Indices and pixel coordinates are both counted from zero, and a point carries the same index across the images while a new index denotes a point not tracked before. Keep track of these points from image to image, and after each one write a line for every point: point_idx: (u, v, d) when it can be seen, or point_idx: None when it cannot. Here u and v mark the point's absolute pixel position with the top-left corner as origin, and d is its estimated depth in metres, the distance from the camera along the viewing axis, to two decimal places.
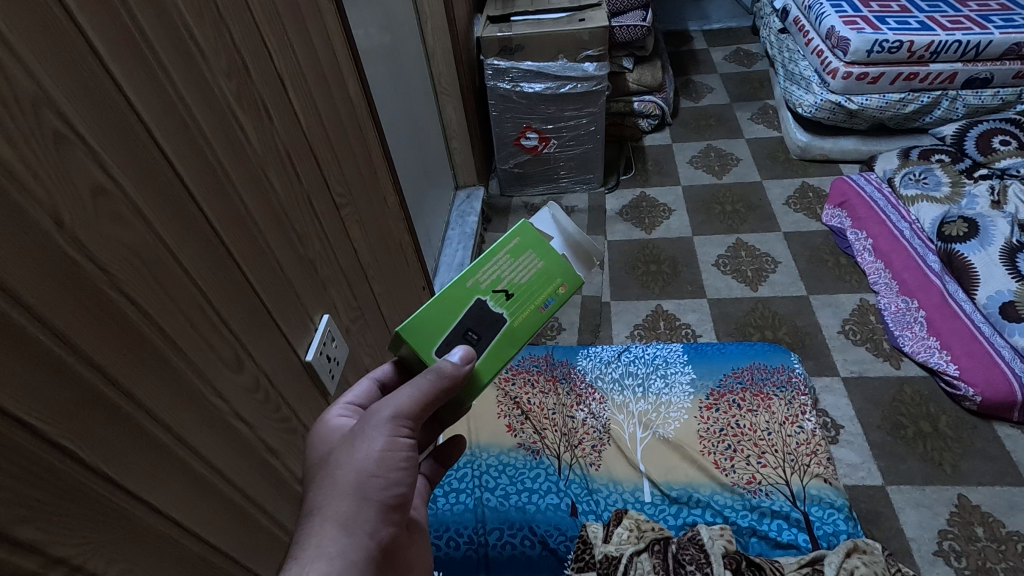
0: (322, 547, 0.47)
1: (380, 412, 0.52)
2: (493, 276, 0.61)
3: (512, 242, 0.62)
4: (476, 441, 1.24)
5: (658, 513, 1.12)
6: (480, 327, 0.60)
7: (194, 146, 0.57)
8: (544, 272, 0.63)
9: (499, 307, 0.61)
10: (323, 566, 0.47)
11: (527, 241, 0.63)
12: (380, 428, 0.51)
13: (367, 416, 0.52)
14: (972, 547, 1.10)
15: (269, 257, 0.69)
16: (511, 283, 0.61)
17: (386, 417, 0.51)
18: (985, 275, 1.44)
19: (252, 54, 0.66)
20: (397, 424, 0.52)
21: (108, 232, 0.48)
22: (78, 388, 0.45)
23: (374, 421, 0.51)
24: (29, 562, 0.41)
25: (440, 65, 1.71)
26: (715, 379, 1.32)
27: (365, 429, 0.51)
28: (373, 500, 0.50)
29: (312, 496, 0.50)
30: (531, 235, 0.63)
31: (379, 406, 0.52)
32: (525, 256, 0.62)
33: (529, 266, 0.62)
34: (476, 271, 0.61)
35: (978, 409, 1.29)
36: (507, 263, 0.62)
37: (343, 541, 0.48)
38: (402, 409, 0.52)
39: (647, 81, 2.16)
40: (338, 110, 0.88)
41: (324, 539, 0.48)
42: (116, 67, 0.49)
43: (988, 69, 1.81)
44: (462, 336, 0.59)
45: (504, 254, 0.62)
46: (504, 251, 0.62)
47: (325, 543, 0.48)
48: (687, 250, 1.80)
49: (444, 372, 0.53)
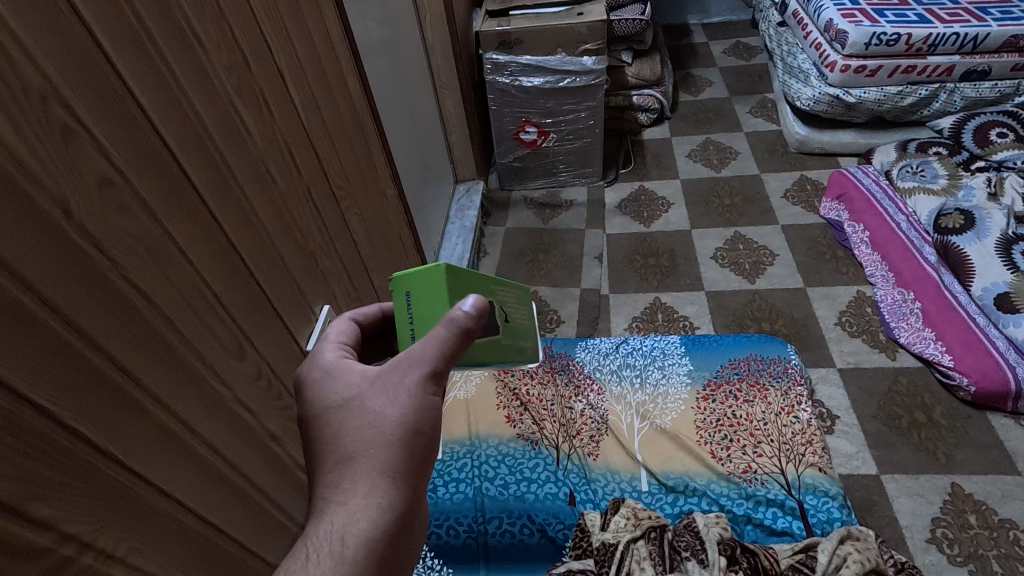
0: (372, 496, 0.48)
1: (413, 362, 0.50)
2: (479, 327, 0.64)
3: (519, 290, 0.67)
4: (477, 432, 1.25)
5: (655, 502, 1.14)
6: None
7: (196, 138, 0.59)
8: (525, 329, 0.67)
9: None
10: (373, 514, 0.47)
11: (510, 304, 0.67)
12: (415, 380, 0.50)
13: (398, 363, 0.51)
14: (965, 535, 1.12)
15: (270, 248, 0.71)
16: (511, 314, 0.64)
17: (419, 369, 0.50)
18: (981, 267, 1.45)
19: (252, 49, 0.67)
20: (430, 382, 0.51)
21: (113, 220, 0.49)
22: (89, 371, 0.47)
23: (406, 371, 0.51)
24: (41, 537, 0.43)
25: (439, 60, 1.72)
26: (712, 369, 1.33)
27: (401, 379, 0.51)
28: (415, 453, 0.51)
29: (354, 440, 0.50)
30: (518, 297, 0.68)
31: (411, 365, 0.51)
32: (519, 305, 0.66)
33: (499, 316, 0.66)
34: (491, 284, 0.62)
35: (972, 399, 1.30)
36: (513, 301, 0.65)
37: (391, 492, 0.49)
38: (434, 366, 0.50)
39: (646, 75, 2.16)
40: (337, 103, 0.89)
41: (375, 487, 0.48)
42: (119, 61, 0.50)
43: (986, 61, 1.81)
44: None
45: (510, 291, 0.65)
46: (515, 292, 0.66)
47: (377, 494, 0.48)
48: (686, 243, 1.81)
49: (461, 329, 0.50)
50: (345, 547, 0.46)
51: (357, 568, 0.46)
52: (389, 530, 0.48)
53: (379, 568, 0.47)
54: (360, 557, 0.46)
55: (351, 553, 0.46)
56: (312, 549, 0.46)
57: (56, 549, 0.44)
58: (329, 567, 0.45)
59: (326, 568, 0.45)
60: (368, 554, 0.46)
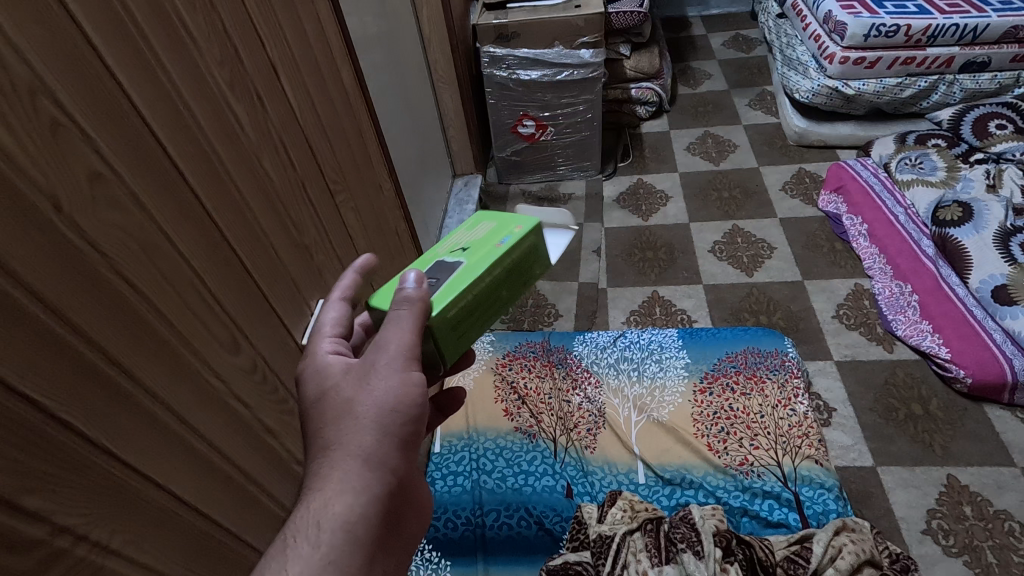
0: (346, 480, 0.48)
1: (384, 350, 0.51)
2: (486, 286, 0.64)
3: (468, 223, 0.67)
4: (474, 425, 1.26)
5: (651, 494, 1.15)
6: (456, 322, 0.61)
7: (188, 132, 0.59)
8: (497, 227, 0.63)
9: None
10: (348, 497, 0.48)
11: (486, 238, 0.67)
12: (393, 363, 0.51)
13: (371, 355, 0.52)
14: (959, 526, 1.12)
15: (264, 243, 0.71)
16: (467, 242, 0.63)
17: (393, 353, 0.51)
18: (979, 259, 1.45)
19: (244, 42, 0.67)
20: (408, 361, 0.52)
21: (104, 215, 0.49)
22: (83, 365, 0.47)
23: (383, 358, 0.51)
24: (34, 529, 0.43)
25: (436, 53, 1.71)
26: (709, 362, 1.33)
27: (379, 366, 0.51)
28: (397, 438, 0.51)
29: (331, 425, 0.50)
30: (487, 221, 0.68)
31: (387, 347, 0.52)
32: (478, 226, 0.65)
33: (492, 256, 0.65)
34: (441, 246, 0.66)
35: (969, 391, 1.30)
36: (467, 234, 0.65)
37: (367, 475, 0.49)
38: (408, 345, 0.52)
39: (644, 68, 2.15)
40: (332, 96, 0.89)
41: (349, 471, 0.48)
42: (108, 55, 0.50)
43: (985, 53, 1.80)
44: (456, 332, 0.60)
45: (456, 235, 0.66)
46: (463, 230, 0.66)
47: (351, 478, 0.48)
48: (684, 236, 1.80)
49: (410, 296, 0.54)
50: (320, 531, 0.46)
51: (334, 552, 0.46)
52: (366, 512, 0.48)
53: (359, 550, 0.47)
54: (337, 541, 0.46)
55: (327, 537, 0.46)
56: (290, 536, 0.46)
57: (50, 541, 0.44)
58: (306, 552, 0.45)
59: (302, 554, 0.45)
60: (345, 536, 0.47)
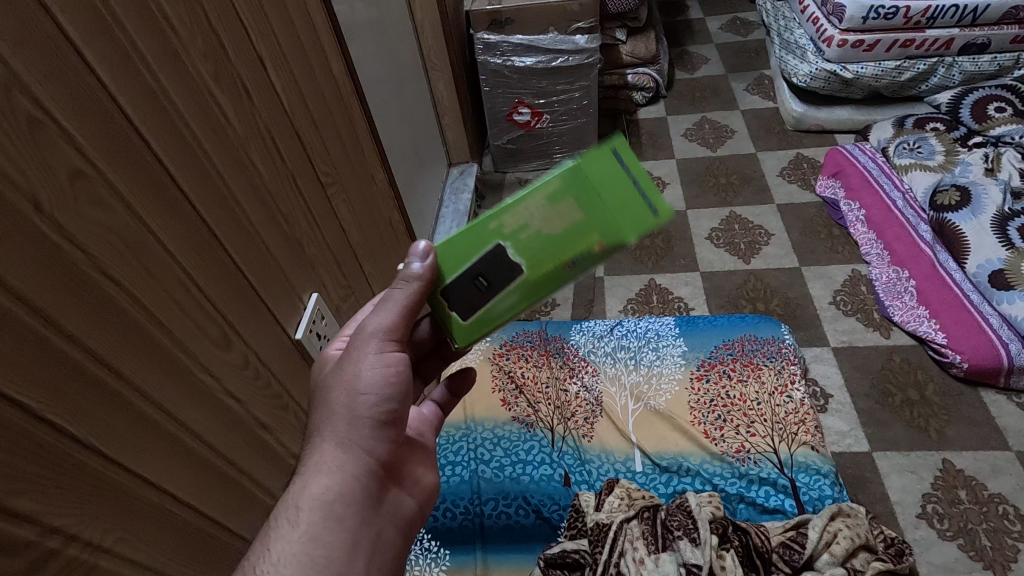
0: (323, 464, 0.53)
1: (365, 331, 0.56)
2: (519, 222, 0.59)
3: (568, 201, 0.57)
4: (471, 415, 1.26)
5: (648, 482, 1.15)
6: (491, 276, 0.59)
7: (172, 126, 0.58)
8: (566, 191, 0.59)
9: (518, 257, 0.58)
10: (325, 478, 0.53)
11: (576, 186, 0.57)
12: (369, 344, 0.55)
13: (354, 338, 0.56)
14: (954, 509, 1.13)
15: (254, 237, 0.70)
16: (538, 228, 0.58)
17: (372, 334, 0.56)
18: (975, 243, 1.44)
19: (229, 33, 0.66)
20: (387, 341, 0.56)
21: (87, 212, 0.49)
22: (67, 365, 0.47)
23: (363, 338, 0.56)
24: (22, 530, 0.44)
25: (430, 40, 1.69)
26: (706, 350, 1.33)
27: (356, 349, 0.55)
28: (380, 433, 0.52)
29: (316, 414, 0.56)
30: (601, 165, 0.56)
31: (367, 325, 0.56)
32: (562, 203, 0.57)
33: (541, 190, 0.58)
34: (598, 237, 0.57)
35: (965, 375, 1.31)
36: (540, 210, 0.58)
37: (341, 457, 0.54)
38: (387, 325, 0.56)
39: (640, 53, 2.12)
40: (321, 87, 0.88)
41: (326, 454, 0.53)
42: (88, 51, 0.49)
43: (985, 34, 1.78)
44: (469, 280, 0.59)
45: (549, 218, 0.58)
46: (551, 206, 0.58)
47: (329, 459, 0.53)
48: (680, 223, 1.80)
49: (411, 274, 0.58)
50: (298, 511, 0.51)
51: (314, 528, 0.51)
52: (343, 491, 0.53)
53: (342, 527, 0.53)
54: (315, 517, 0.51)
55: (305, 515, 0.51)
56: (275, 516, 0.52)
57: (40, 541, 0.45)
58: (288, 531, 0.51)
59: (284, 532, 0.51)
60: (325, 514, 0.52)
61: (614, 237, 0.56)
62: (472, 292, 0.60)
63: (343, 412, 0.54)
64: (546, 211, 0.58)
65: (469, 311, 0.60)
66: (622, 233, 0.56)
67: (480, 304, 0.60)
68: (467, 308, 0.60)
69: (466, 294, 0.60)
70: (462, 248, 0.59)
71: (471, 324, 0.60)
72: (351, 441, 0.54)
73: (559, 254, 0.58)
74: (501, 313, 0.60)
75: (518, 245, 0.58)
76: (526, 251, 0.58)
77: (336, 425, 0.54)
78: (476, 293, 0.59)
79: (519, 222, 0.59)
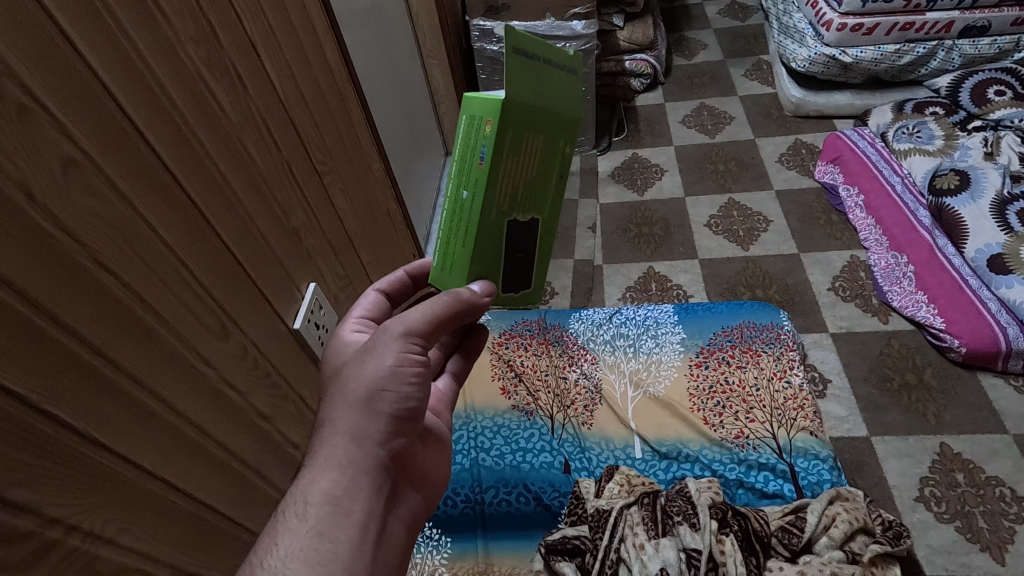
0: (332, 459, 0.53)
1: (390, 331, 0.56)
2: (507, 189, 0.57)
3: (527, 136, 0.56)
4: (471, 403, 1.26)
5: (648, 468, 1.16)
6: (523, 242, 0.61)
7: (165, 115, 0.57)
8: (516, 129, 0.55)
9: (529, 213, 0.60)
10: (334, 474, 0.53)
11: (523, 122, 0.55)
12: (393, 343, 0.55)
13: (380, 332, 0.56)
14: (952, 493, 1.14)
15: (250, 226, 0.70)
16: (523, 179, 0.58)
17: (399, 332, 0.56)
18: (974, 228, 1.44)
19: (221, 19, 0.65)
20: (409, 341, 0.56)
21: (79, 201, 0.48)
22: (63, 355, 0.47)
23: (387, 337, 0.55)
24: (23, 520, 0.44)
25: (425, 26, 1.66)
26: (705, 337, 1.33)
27: (377, 346, 0.55)
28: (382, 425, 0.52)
29: (325, 406, 0.56)
30: (523, 83, 0.53)
31: (392, 323, 0.56)
32: (524, 143, 0.56)
33: (504, 149, 0.55)
34: (564, 141, 0.59)
35: (963, 360, 1.31)
36: (514, 164, 0.56)
37: (353, 450, 0.54)
38: (412, 328, 0.55)
39: (638, 39, 2.10)
40: (316, 74, 0.86)
41: (334, 448, 0.54)
42: (76, 37, 0.48)
43: (985, 17, 1.76)
44: (513, 259, 0.62)
45: (524, 161, 0.57)
46: (517, 153, 0.56)
47: (337, 453, 0.53)
48: (679, 211, 1.79)
49: (462, 298, 0.57)
50: (307, 505, 0.51)
51: (322, 523, 0.51)
52: (350, 486, 0.53)
53: (349, 521, 0.52)
54: (324, 513, 0.52)
55: (314, 510, 0.51)
56: (284, 511, 0.52)
57: (41, 532, 0.45)
58: (295, 525, 0.51)
59: (293, 526, 0.51)
60: (333, 509, 0.52)
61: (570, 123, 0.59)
62: (516, 265, 0.62)
63: (345, 403, 0.54)
64: (521, 160, 0.57)
65: (528, 278, 0.65)
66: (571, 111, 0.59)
67: (533, 266, 0.64)
68: (522, 278, 0.64)
69: (514, 272, 0.63)
70: (486, 252, 0.59)
71: (537, 282, 0.65)
72: (353, 431, 0.54)
73: (549, 176, 0.60)
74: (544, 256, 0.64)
75: (521, 205, 0.59)
76: (530, 202, 0.60)
77: (344, 419, 0.54)
78: (521, 263, 0.62)
79: (507, 190, 0.57)
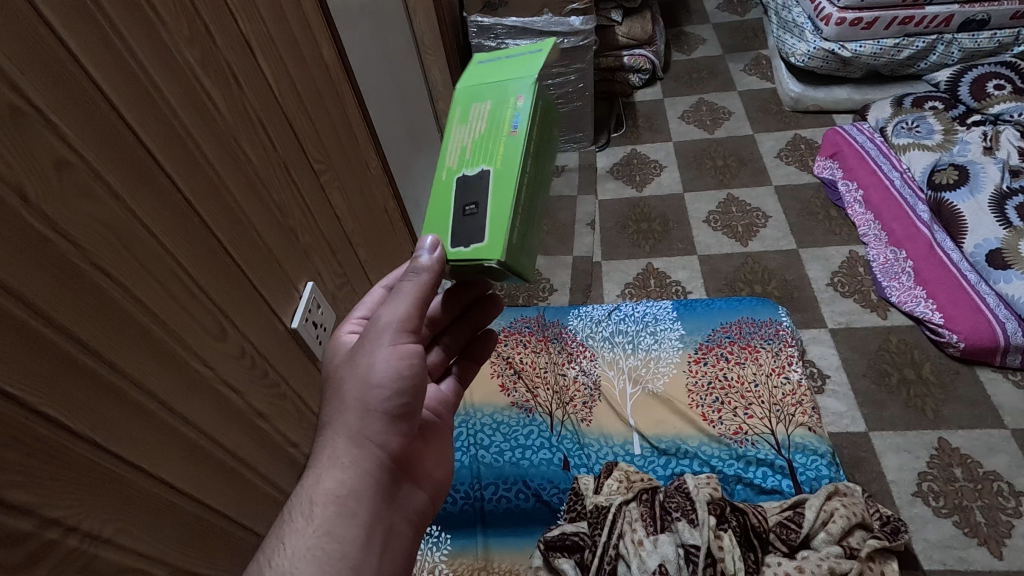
0: (335, 460, 0.54)
1: (376, 325, 0.56)
2: (456, 149, 0.61)
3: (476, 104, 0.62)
4: (471, 401, 1.26)
5: (648, 464, 1.16)
6: (475, 195, 0.58)
7: (159, 115, 0.57)
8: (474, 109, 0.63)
9: (478, 166, 0.59)
10: (338, 474, 0.54)
11: (470, 97, 0.62)
12: (382, 337, 0.55)
13: (368, 330, 0.56)
14: (949, 487, 1.14)
15: (246, 226, 0.70)
16: (472, 137, 0.60)
17: (385, 326, 0.55)
18: (973, 222, 1.43)
19: (215, 18, 0.64)
20: (400, 333, 0.55)
21: (74, 202, 0.48)
22: (60, 358, 0.47)
23: (376, 332, 0.55)
24: (23, 522, 0.44)
25: (422, 23, 1.66)
26: (703, 333, 1.33)
27: (368, 343, 0.55)
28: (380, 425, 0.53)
29: (327, 408, 0.56)
30: (472, 77, 0.65)
31: (378, 317, 0.56)
32: (472, 111, 0.61)
33: (451, 119, 0.62)
34: (515, 97, 0.60)
35: (961, 354, 1.31)
36: (462, 128, 0.61)
37: (354, 452, 0.54)
38: (397, 319, 0.55)
39: (636, 34, 2.09)
40: (312, 72, 0.86)
41: (336, 449, 0.54)
42: (70, 38, 0.48)
43: (985, 10, 1.74)
44: (463, 213, 0.58)
45: (475, 124, 0.61)
46: (465, 119, 0.61)
47: (339, 454, 0.54)
48: (677, 207, 1.79)
49: (420, 266, 0.56)
50: (312, 505, 0.52)
51: (328, 523, 0.52)
52: (354, 487, 0.54)
53: (355, 521, 0.53)
54: (329, 513, 0.52)
55: (320, 510, 0.52)
56: (290, 511, 0.53)
57: (40, 533, 0.45)
58: (301, 526, 0.52)
59: (300, 527, 0.52)
60: (338, 509, 0.53)
61: (525, 87, 0.60)
62: (470, 223, 0.57)
63: (348, 403, 0.55)
64: (469, 126, 0.61)
65: (483, 232, 0.56)
66: (524, 76, 0.61)
67: (488, 218, 0.56)
68: (477, 235, 0.57)
69: (465, 228, 0.58)
70: (436, 209, 0.60)
71: (492, 234, 0.55)
72: (353, 430, 0.55)
73: (502, 132, 0.59)
74: (502, 208, 0.56)
75: (469, 161, 0.59)
76: (480, 158, 0.59)
77: (346, 421, 0.55)
78: (474, 216, 0.57)
79: (458, 151, 0.61)
